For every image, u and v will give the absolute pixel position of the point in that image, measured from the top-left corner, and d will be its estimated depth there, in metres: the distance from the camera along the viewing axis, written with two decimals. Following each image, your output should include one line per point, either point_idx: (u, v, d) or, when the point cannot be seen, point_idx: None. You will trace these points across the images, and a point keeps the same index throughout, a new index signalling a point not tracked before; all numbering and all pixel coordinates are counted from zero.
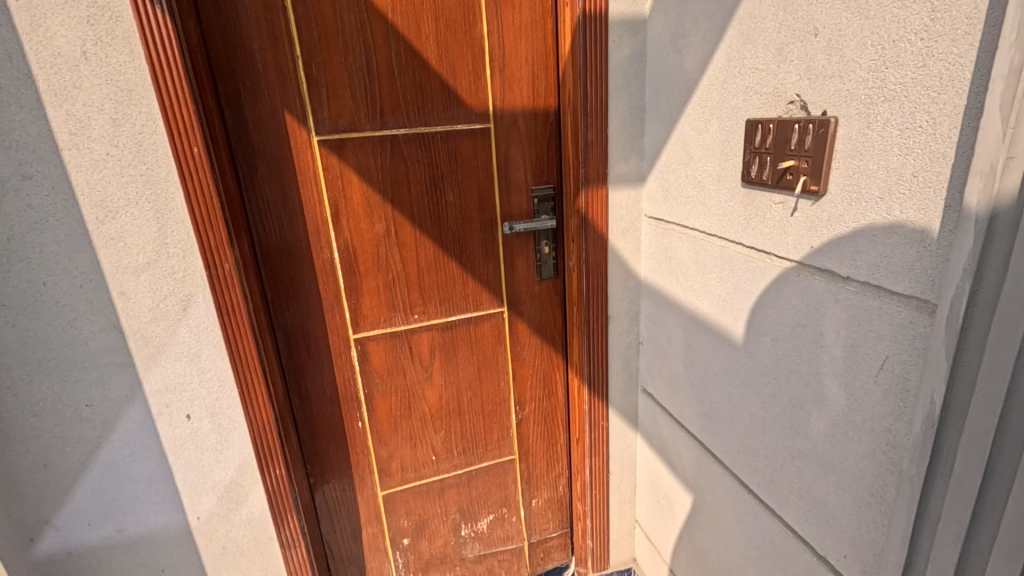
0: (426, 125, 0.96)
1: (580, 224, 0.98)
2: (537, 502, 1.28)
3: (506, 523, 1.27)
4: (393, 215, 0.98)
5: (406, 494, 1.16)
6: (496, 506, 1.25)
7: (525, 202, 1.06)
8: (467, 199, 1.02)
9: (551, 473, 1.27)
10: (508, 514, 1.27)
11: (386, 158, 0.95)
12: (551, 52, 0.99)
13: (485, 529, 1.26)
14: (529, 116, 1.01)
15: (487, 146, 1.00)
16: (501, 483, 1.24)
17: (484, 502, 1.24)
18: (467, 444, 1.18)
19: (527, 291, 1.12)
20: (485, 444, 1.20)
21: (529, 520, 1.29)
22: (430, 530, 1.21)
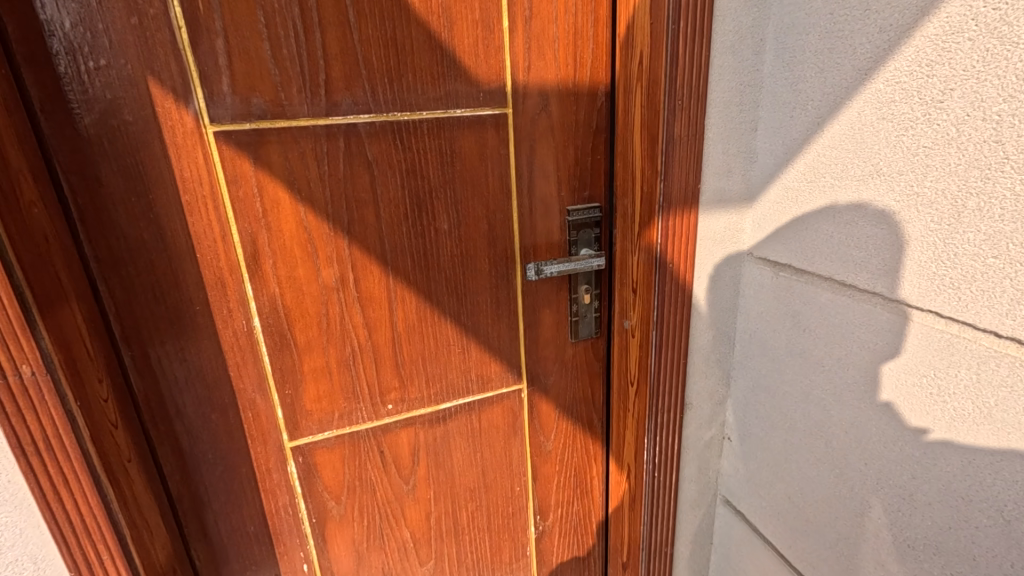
0: (404, 109, 0.58)
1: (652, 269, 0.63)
2: None
3: None
4: (350, 256, 0.60)
5: None
6: None
7: (556, 230, 0.69)
8: (470, 227, 0.65)
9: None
10: None
11: (339, 164, 0.57)
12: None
13: None
14: (565, 97, 0.64)
15: (502, 145, 0.63)
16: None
17: None
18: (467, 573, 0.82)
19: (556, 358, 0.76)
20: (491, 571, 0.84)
21: None
22: None
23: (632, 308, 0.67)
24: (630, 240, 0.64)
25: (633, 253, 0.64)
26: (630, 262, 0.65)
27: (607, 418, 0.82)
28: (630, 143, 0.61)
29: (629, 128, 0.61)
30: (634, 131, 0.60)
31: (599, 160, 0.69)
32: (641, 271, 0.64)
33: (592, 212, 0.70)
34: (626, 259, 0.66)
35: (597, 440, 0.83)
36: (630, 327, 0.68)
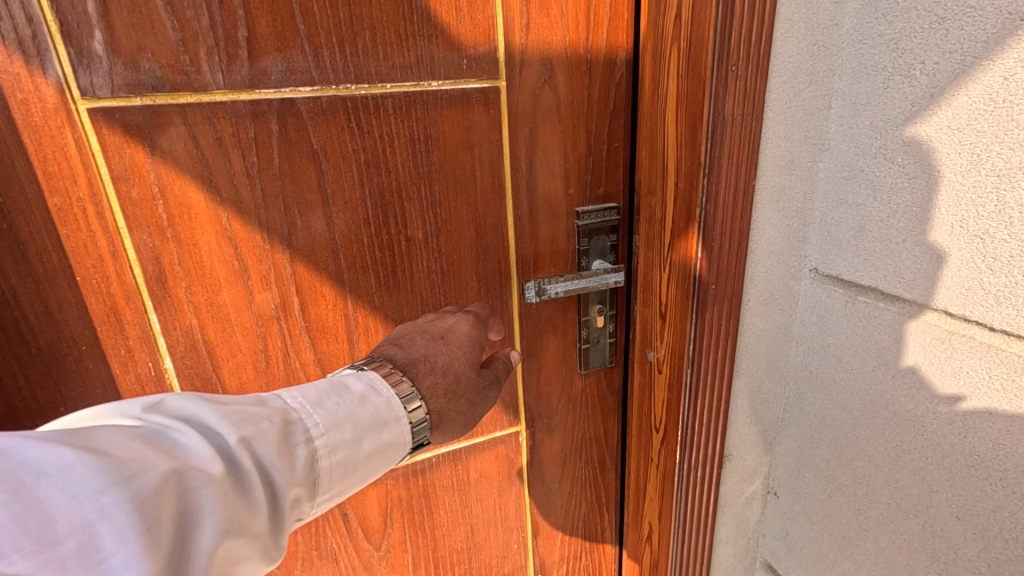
0: (360, 80, 0.43)
1: (688, 292, 0.48)
2: None
3: None
4: (294, 275, 0.46)
5: None
6: None
7: (561, 236, 0.55)
8: (452, 235, 0.51)
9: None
10: None
11: (273, 154, 0.43)
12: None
13: None
14: (573, 66, 0.50)
15: (492, 130, 0.49)
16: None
17: None
18: None
19: (561, 393, 0.62)
20: None
21: None
22: None
23: (662, 337, 0.53)
24: (661, 251, 0.50)
25: (665, 269, 0.50)
26: (660, 279, 0.51)
27: (621, 461, 0.69)
28: (663, 126, 0.47)
29: (663, 107, 0.47)
30: (670, 111, 0.46)
31: (617, 149, 0.54)
32: (674, 292, 0.50)
33: (608, 215, 0.56)
34: (655, 275, 0.52)
35: (612, 486, 0.69)
36: (658, 361, 0.54)
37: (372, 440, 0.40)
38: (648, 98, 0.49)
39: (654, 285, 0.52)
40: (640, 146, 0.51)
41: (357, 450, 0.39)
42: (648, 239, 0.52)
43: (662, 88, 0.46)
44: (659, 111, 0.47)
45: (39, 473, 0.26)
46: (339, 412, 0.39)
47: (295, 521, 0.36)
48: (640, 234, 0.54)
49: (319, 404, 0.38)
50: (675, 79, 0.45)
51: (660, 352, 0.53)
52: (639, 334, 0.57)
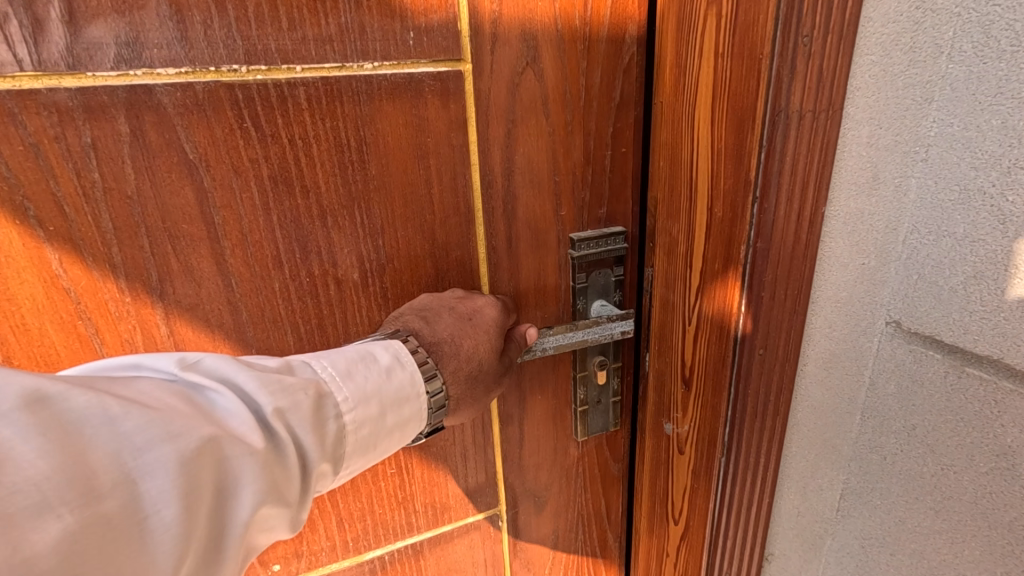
0: (254, 59, 0.30)
1: (727, 354, 0.36)
2: None
3: None
4: (173, 336, 0.33)
5: None
6: None
7: (550, 271, 0.42)
8: (402, 273, 0.38)
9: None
10: None
11: (124, 169, 0.29)
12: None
13: None
14: (565, 44, 0.36)
15: (454, 131, 0.36)
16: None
17: None
18: None
19: (551, 463, 0.49)
20: None
21: None
22: None
23: (682, 409, 0.40)
24: (688, 299, 0.37)
25: (693, 321, 0.37)
26: (683, 334, 0.38)
27: (627, 539, 0.56)
28: (689, 132, 0.34)
29: (690, 105, 0.34)
30: (702, 111, 0.33)
31: (624, 156, 0.41)
32: (698, 353, 0.37)
33: (611, 241, 0.42)
34: (675, 328, 0.39)
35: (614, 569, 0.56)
36: (674, 436, 0.41)
37: (404, 417, 0.33)
38: (668, 92, 0.35)
39: (673, 339, 0.40)
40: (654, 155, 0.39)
41: (383, 432, 0.32)
42: (666, 280, 0.39)
43: (690, 77, 0.33)
44: (686, 111, 0.34)
45: (77, 419, 0.22)
46: (366, 387, 0.31)
47: (329, 486, 0.30)
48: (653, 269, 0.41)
49: (345, 377, 0.31)
50: (712, 67, 0.32)
51: (683, 427, 0.40)
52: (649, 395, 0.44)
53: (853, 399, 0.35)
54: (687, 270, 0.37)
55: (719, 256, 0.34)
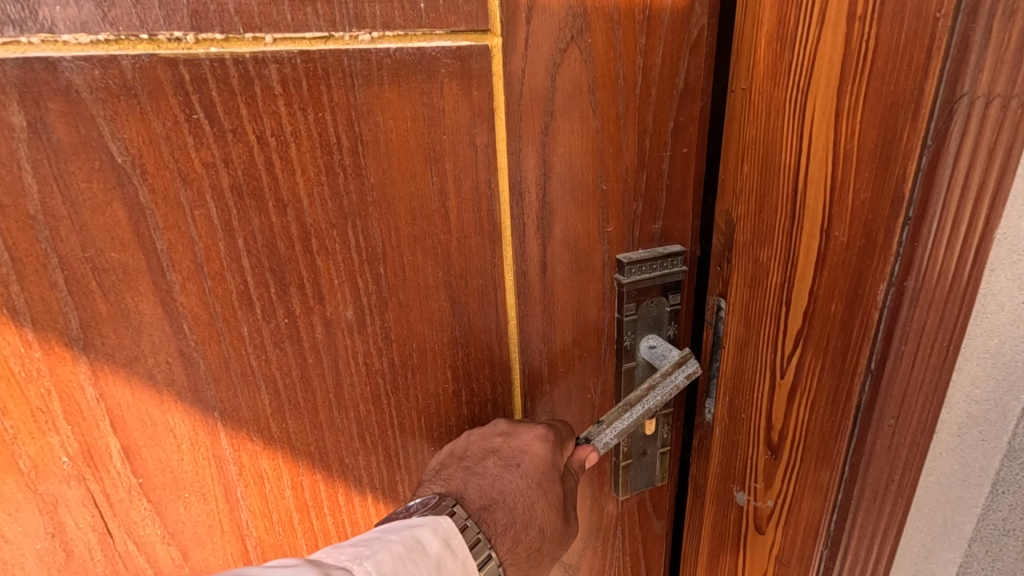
0: (203, 21, 0.21)
1: (838, 425, 0.28)
2: None
3: None
4: (103, 402, 0.25)
5: None
6: None
7: (592, 302, 0.34)
8: (409, 310, 0.29)
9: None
10: None
11: (22, 178, 0.21)
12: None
13: None
14: (619, 12, 0.28)
15: (476, 126, 0.27)
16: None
17: None
18: None
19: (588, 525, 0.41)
20: None
21: None
22: None
23: (766, 480, 0.34)
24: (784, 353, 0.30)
25: (791, 378, 0.30)
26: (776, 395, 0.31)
27: None
28: (795, 134, 0.27)
29: (796, 101, 0.27)
30: (816, 107, 0.26)
31: (685, 157, 0.33)
32: (791, 414, 0.31)
33: (668, 266, 0.34)
34: (755, 379, 0.33)
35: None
36: (750, 509, 0.35)
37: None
38: (760, 85, 0.28)
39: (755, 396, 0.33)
40: (722, 166, 0.32)
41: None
42: (746, 322, 0.32)
43: (795, 64, 0.26)
44: (792, 107, 0.27)
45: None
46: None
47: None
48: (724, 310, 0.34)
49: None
50: (838, 35, 0.24)
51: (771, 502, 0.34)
52: (713, 453, 0.38)
53: (987, 472, 0.27)
54: (783, 313, 0.30)
55: (837, 295, 0.27)
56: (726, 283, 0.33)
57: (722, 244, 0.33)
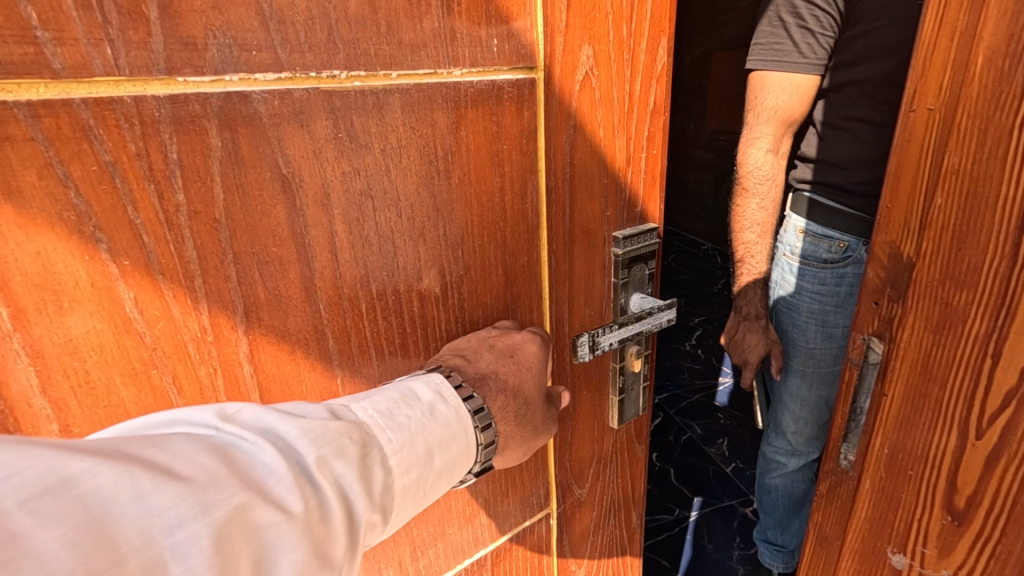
0: (353, 63, 0.27)
1: None
2: None
3: None
4: (257, 375, 0.29)
5: None
6: None
7: (597, 270, 0.44)
8: (476, 284, 0.37)
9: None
10: None
11: (212, 188, 0.25)
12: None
13: None
14: (616, 54, 0.38)
15: (524, 139, 0.36)
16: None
17: None
18: None
19: (594, 452, 0.51)
20: None
21: None
22: None
23: (943, 548, 0.36)
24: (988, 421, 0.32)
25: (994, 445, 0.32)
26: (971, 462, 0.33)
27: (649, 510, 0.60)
28: (1000, 177, 0.29)
29: (1010, 148, 0.29)
30: None
31: (656, 157, 0.44)
32: (989, 478, 0.33)
33: (642, 234, 0.45)
34: (933, 431, 0.34)
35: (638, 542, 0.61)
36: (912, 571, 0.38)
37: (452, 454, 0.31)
38: (949, 115, 0.30)
39: (929, 448, 0.35)
40: (885, 205, 0.34)
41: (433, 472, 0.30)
42: (922, 371, 0.34)
43: (1001, 108, 0.29)
44: (996, 158, 0.29)
45: (98, 501, 0.19)
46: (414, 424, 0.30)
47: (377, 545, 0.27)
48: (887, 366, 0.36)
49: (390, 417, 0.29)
50: None
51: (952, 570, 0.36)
52: (859, 511, 0.40)
53: None
54: (989, 371, 0.31)
55: None
56: (888, 325, 0.35)
57: (882, 281, 0.35)
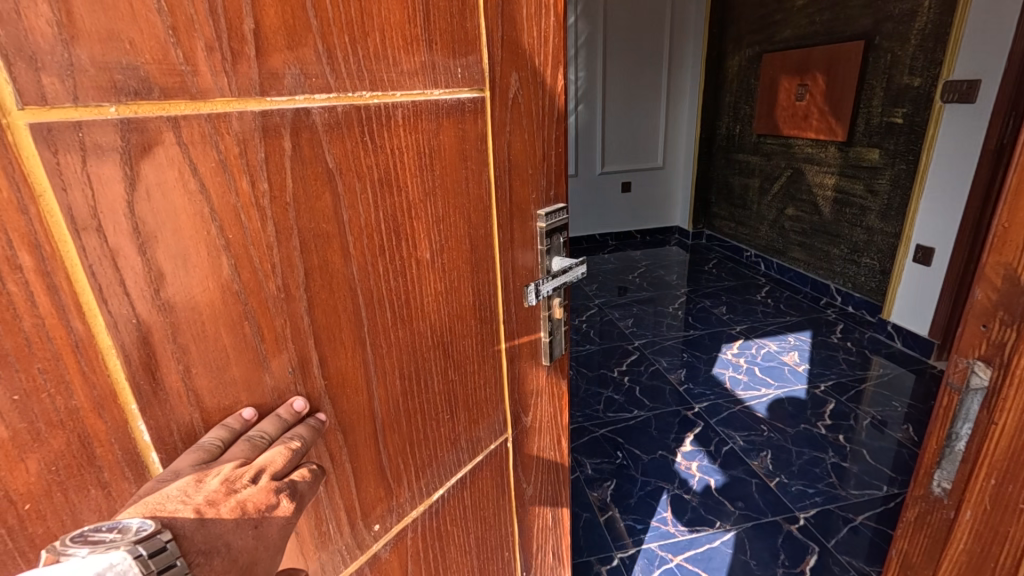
0: (374, 87, 0.68)
1: None
2: (529, 485, 1.25)
3: (503, 524, 1.20)
4: (324, 223, 0.67)
5: (422, 536, 0.98)
6: (490, 511, 1.15)
7: (522, 199, 0.97)
8: (450, 235, 0.85)
9: (486, 521, 1.14)
10: (505, 512, 1.19)
11: (284, 137, 0.60)
12: (510, 54, 0.87)
13: (481, 537, 1.14)
14: (528, 87, 0.93)
15: (479, 136, 0.86)
16: (424, 560, 1.00)
17: (478, 510, 1.11)
18: (452, 462, 1.00)
19: (515, 298, 1.02)
20: (467, 445, 1.02)
21: (519, 519, 1.25)
22: (446, 560, 1.06)
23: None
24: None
25: None
26: None
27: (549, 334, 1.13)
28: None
29: None
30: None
31: (541, 151, 0.99)
32: None
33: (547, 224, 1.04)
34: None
35: (525, 395, 1.14)
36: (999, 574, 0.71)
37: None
38: None
39: (1017, 457, 0.66)
40: (1004, 249, 0.65)
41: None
42: None
43: None
44: None
45: None
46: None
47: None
48: (986, 383, 0.68)
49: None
50: None
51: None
52: (960, 533, 0.75)
53: None
54: None
55: None
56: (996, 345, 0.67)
57: (994, 311, 0.67)
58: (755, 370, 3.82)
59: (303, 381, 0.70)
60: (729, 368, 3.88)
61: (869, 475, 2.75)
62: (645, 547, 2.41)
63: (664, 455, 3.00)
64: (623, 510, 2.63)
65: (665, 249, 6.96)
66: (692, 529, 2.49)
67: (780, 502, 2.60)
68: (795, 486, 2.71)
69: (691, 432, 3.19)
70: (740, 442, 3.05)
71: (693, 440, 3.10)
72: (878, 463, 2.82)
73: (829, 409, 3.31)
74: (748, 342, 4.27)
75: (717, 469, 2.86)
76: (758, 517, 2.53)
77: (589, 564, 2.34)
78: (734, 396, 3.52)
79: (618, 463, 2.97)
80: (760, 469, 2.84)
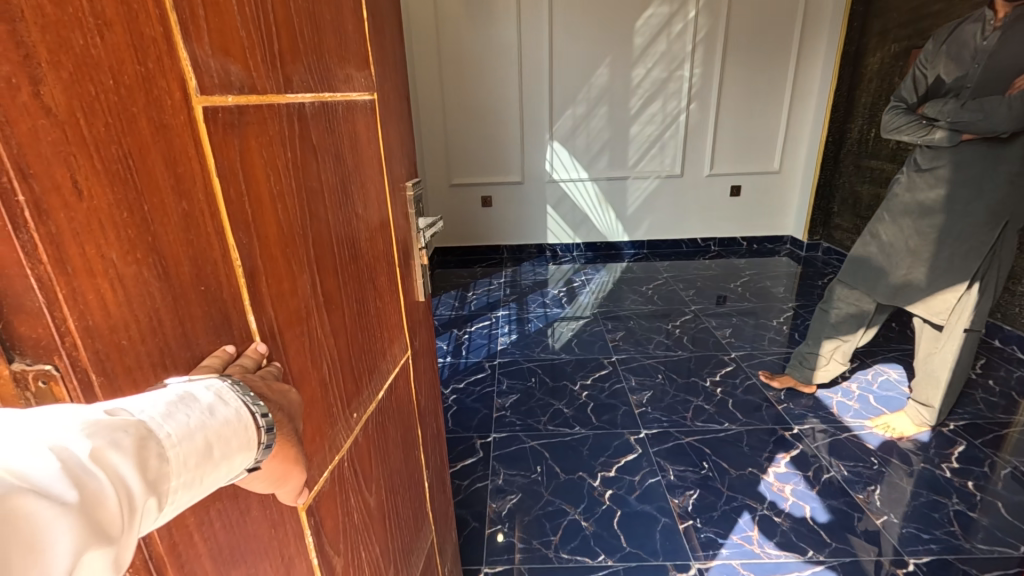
0: (331, 89, 1.01)
1: None
2: (420, 396, 1.68)
3: (412, 423, 1.59)
4: (320, 178, 0.98)
5: (375, 428, 1.31)
6: (405, 408, 1.53)
7: (397, 170, 1.37)
8: (369, 190, 1.20)
9: (404, 421, 1.52)
10: (413, 413, 1.60)
11: (296, 114, 0.90)
12: (382, 71, 1.27)
13: (404, 434, 1.52)
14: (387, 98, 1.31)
15: (371, 125, 1.20)
16: (377, 447, 1.33)
17: (398, 408, 1.47)
18: (382, 369, 1.34)
19: (402, 244, 1.44)
20: (389, 354, 1.38)
21: (423, 417, 1.70)
22: (387, 452, 1.40)
23: None
24: None
25: None
26: None
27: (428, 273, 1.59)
28: None
29: None
30: None
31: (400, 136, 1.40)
32: None
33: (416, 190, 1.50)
34: None
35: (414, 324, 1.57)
36: None
37: (238, 440, 0.62)
38: None
39: None
40: None
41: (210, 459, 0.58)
42: None
43: None
44: None
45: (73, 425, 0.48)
46: (195, 418, 0.58)
47: (140, 535, 0.51)
48: None
49: (173, 412, 0.56)
50: None
51: None
52: None
53: None
54: None
55: None
56: None
57: None
58: (869, 400, 3.69)
59: (315, 296, 0.98)
60: (838, 394, 3.79)
61: (999, 529, 2.61)
62: (722, 562, 2.52)
63: (755, 472, 3.08)
64: (704, 522, 2.75)
65: (775, 258, 6.74)
66: (782, 553, 2.54)
67: (884, 543, 2.57)
68: (907, 529, 2.64)
69: (788, 454, 3.22)
70: (845, 472, 3.04)
71: (791, 463, 3.14)
72: (1014, 518, 2.66)
73: (958, 451, 3.15)
74: (864, 366, 4.12)
75: (814, 496, 2.88)
76: (857, 553, 2.52)
77: (665, 567, 2.50)
78: (841, 423, 3.47)
79: (703, 474, 3.09)
80: (866, 504, 2.81)
